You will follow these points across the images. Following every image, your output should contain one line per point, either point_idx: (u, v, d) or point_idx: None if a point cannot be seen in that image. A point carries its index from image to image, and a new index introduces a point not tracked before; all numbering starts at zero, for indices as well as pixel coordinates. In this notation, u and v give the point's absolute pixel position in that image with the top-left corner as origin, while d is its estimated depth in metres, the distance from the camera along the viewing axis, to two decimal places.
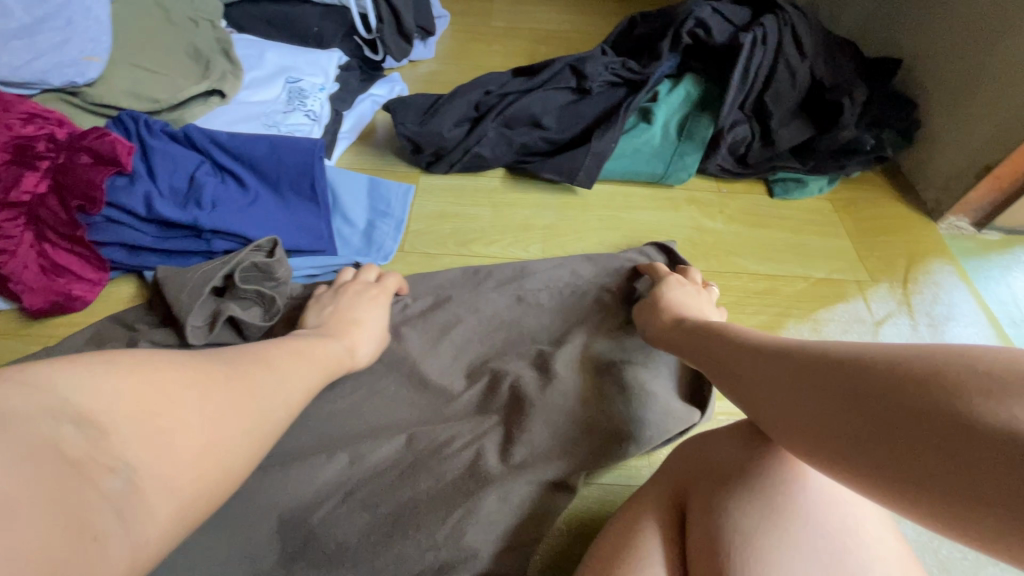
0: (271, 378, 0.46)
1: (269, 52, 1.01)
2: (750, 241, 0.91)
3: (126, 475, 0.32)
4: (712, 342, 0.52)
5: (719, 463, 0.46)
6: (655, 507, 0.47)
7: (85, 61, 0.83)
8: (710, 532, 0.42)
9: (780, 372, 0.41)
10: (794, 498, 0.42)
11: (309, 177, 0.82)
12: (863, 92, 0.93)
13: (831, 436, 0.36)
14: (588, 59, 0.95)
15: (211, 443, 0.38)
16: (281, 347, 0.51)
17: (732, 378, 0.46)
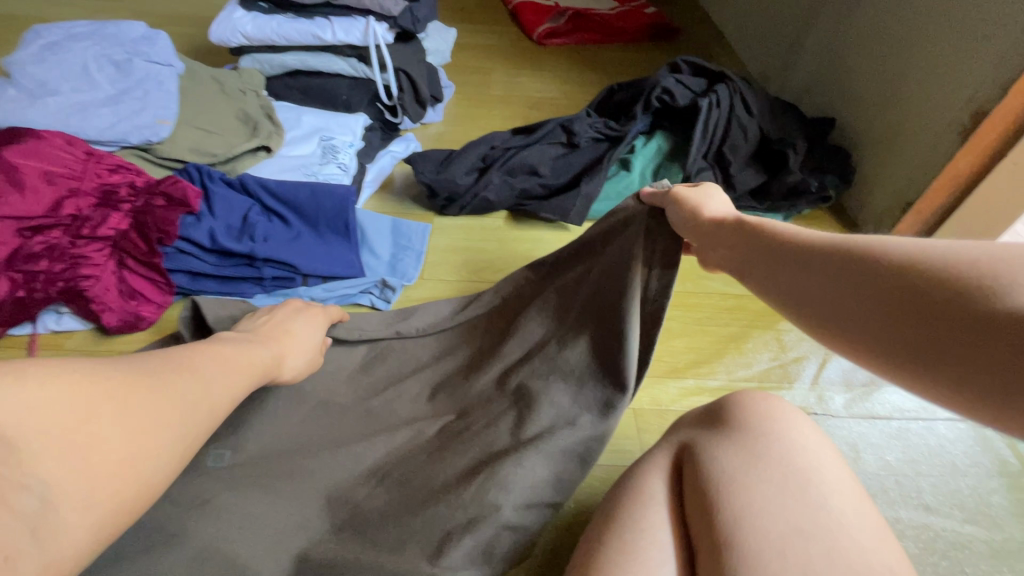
0: (195, 383, 0.52)
1: (305, 116, 1.19)
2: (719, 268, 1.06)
3: (40, 491, 0.40)
4: (755, 246, 0.53)
5: (712, 429, 0.58)
6: (661, 464, 0.59)
7: (158, 123, 0.98)
8: (700, 474, 0.54)
9: (820, 270, 0.45)
10: (767, 446, 0.54)
11: (343, 217, 0.97)
12: (804, 145, 1.13)
13: (867, 327, 0.41)
14: (576, 120, 1.14)
15: (136, 455, 0.45)
16: (215, 354, 0.58)
17: (773, 273, 0.50)
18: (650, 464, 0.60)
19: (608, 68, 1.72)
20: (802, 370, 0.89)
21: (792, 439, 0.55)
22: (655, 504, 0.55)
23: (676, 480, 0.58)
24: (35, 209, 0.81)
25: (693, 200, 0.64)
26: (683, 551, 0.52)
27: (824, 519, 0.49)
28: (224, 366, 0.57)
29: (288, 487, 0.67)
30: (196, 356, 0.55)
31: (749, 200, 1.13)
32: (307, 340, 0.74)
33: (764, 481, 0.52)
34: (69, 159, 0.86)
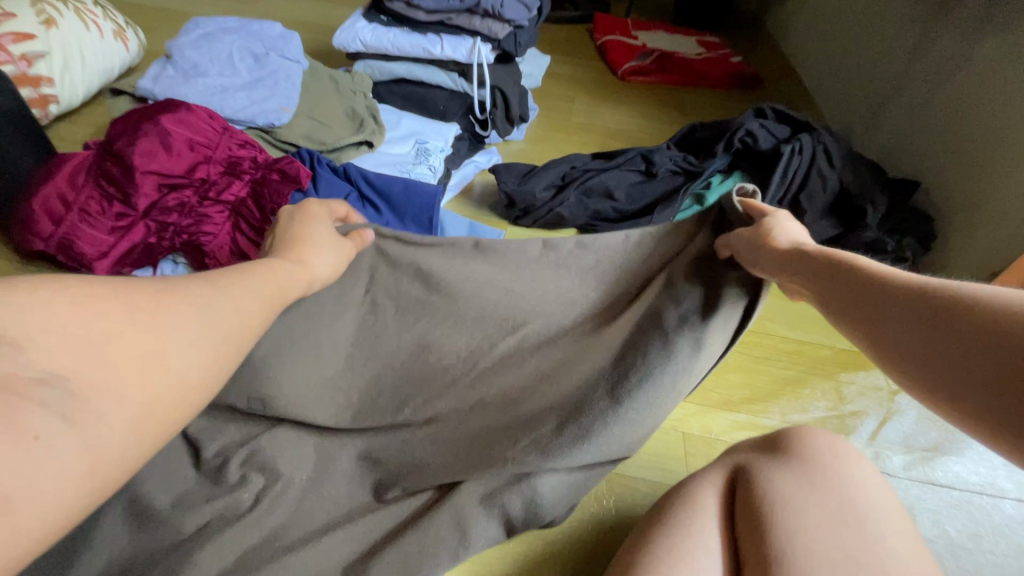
0: (227, 294, 0.45)
1: (404, 119, 1.30)
2: (785, 313, 1.07)
3: (67, 405, 0.34)
4: (815, 275, 0.51)
5: (767, 454, 0.61)
6: (715, 478, 0.62)
7: (281, 110, 1.11)
8: (753, 489, 0.58)
9: (918, 316, 0.41)
10: (825, 476, 0.57)
11: (428, 213, 1.04)
12: (884, 202, 1.13)
13: (959, 383, 0.37)
14: (657, 151, 1.19)
15: (184, 372, 0.40)
16: (242, 269, 0.49)
17: (833, 299, 0.49)
18: (702, 478, 0.63)
19: (689, 109, 1.77)
20: (859, 425, 0.88)
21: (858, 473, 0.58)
22: (705, 505, 0.59)
23: (728, 495, 0.61)
24: (173, 169, 0.94)
25: (782, 228, 0.59)
26: (730, 554, 0.56)
27: (877, 550, 0.51)
28: (267, 300, 0.48)
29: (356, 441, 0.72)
30: (256, 272, 0.50)
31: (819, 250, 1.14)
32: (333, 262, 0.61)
33: (818, 504, 0.55)
34: (207, 130, 0.99)
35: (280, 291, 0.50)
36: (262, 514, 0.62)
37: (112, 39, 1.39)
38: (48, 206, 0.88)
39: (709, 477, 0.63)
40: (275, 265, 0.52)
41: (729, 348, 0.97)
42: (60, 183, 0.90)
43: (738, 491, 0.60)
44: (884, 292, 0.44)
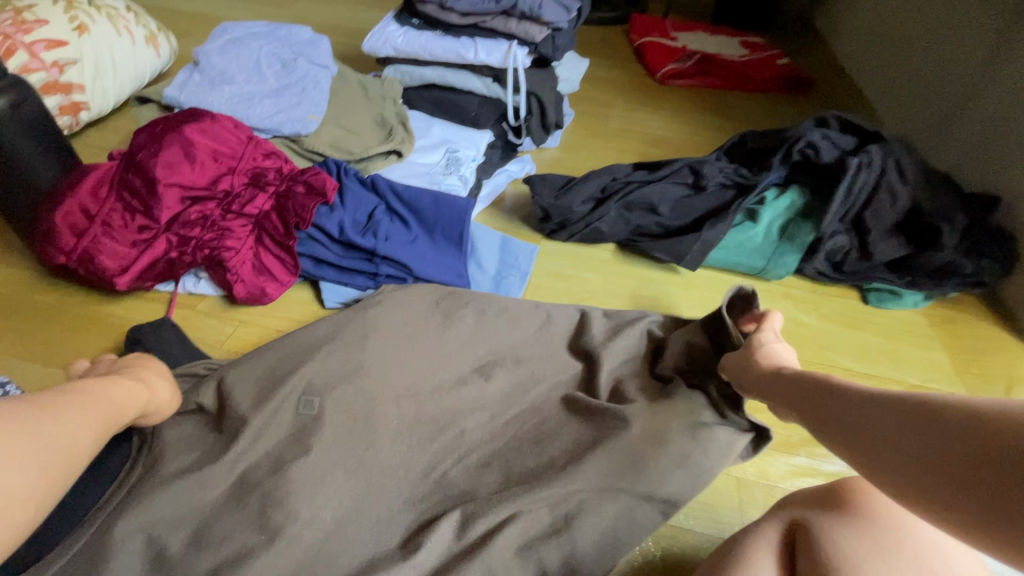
0: (60, 423, 0.49)
1: (435, 127, 1.24)
2: (846, 342, 0.97)
3: None
4: (822, 403, 0.51)
5: (822, 508, 0.57)
6: (769, 538, 0.57)
7: (308, 118, 1.07)
8: (822, 556, 0.53)
9: (894, 422, 0.43)
10: (898, 540, 0.53)
11: (459, 228, 0.98)
12: (963, 221, 1.02)
13: (934, 487, 0.39)
14: (705, 163, 1.09)
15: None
16: (66, 392, 0.53)
17: (839, 428, 0.48)
18: (757, 537, 0.58)
19: (735, 114, 1.67)
20: None
21: (928, 537, 0.54)
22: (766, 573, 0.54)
23: (787, 558, 0.56)
24: (196, 181, 0.90)
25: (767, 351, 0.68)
26: None
27: None
28: (110, 414, 0.55)
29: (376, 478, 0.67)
30: (89, 389, 0.55)
31: (885, 273, 1.04)
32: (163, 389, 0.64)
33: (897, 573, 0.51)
34: (232, 139, 0.95)
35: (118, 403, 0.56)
36: (276, 565, 0.58)
37: (144, 44, 1.38)
38: (71, 217, 0.85)
39: (762, 540, 0.57)
40: (105, 385, 0.56)
41: None
42: (82, 196, 0.86)
43: (799, 551, 0.55)
44: (864, 400, 0.47)
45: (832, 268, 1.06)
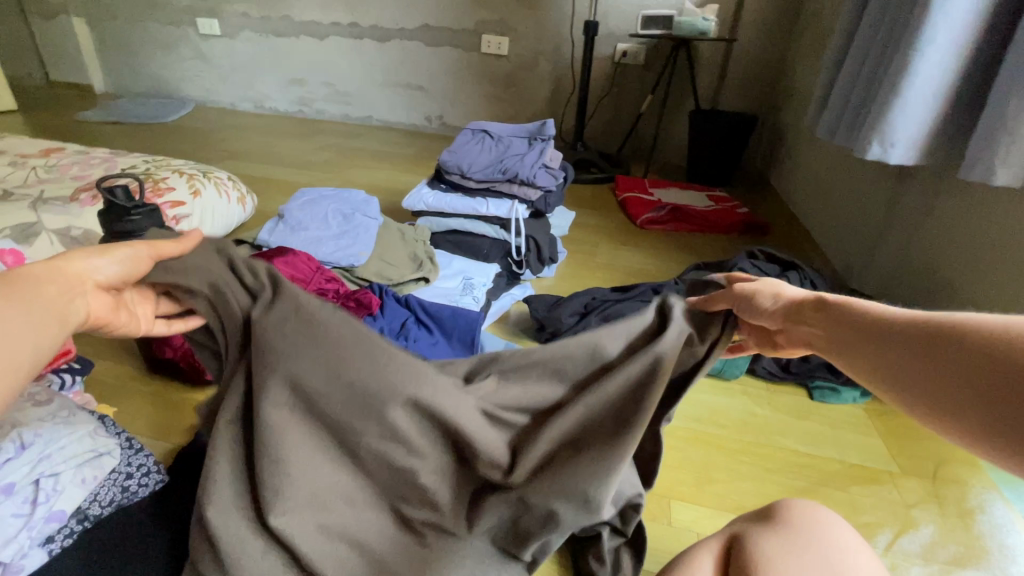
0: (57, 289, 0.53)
1: (455, 261, 1.59)
2: (796, 429, 1.15)
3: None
4: (825, 338, 0.55)
5: (747, 527, 0.72)
6: (706, 551, 0.71)
7: (359, 254, 1.41)
8: (741, 556, 0.67)
9: (917, 359, 0.47)
10: (802, 540, 0.67)
11: (471, 334, 1.25)
12: None
13: (936, 402, 0.45)
14: (665, 286, 1.40)
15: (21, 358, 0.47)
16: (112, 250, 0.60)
17: (849, 354, 0.53)
18: (696, 553, 0.72)
19: (703, 251, 2.01)
20: (876, 538, 0.92)
21: (826, 535, 0.68)
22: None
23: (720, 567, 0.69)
24: None
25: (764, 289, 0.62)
26: None
27: None
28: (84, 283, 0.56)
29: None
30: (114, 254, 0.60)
31: (824, 372, 1.26)
32: (108, 270, 0.58)
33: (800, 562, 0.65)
34: (304, 268, 1.27)
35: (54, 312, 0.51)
36: None
37: (236, 203, 1.82)
38: None
39: (705, 549, 0.72)
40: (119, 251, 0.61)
41: (742, 460, 1.06)
42: None
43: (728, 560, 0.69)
44: (883, 336, 0.50)
45: (780, 368, 1.28)
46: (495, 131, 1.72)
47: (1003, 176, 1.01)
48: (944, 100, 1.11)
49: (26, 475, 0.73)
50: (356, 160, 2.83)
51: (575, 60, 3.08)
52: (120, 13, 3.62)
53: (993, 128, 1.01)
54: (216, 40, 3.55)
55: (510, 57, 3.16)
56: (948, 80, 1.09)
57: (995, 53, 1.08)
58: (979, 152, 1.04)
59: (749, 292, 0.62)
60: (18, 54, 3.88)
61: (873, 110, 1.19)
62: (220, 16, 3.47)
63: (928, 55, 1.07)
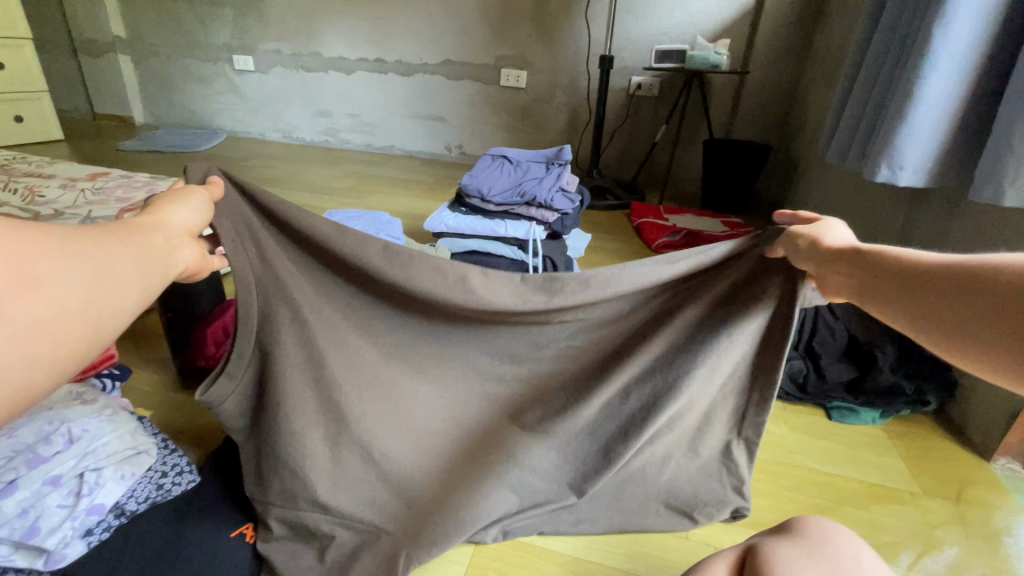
0: (159, 244, 0.53)
1: None
2: (813, 447, 1.15)
3: (100, 309, 0.43)
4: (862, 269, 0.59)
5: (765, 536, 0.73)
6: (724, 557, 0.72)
7: None
8: (758, 562, 0.67)
9: (919, 286, 0.51)
10: (823, 551, 0.68)
11: None
12: (894, 349, 1.26)
13: (946, 319, 0.48)
14: None
15: (132, 301, 0.46)
16: (168, 206, 0.59)
17: (875, 285, 0.57)
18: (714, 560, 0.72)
19: None
20: (898, 557, 0.90)
21: (845, 548, 0.69)
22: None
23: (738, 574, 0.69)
24: None
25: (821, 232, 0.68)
26: None
27: None
28: (174, 237, 0.55)
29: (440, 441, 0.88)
30: (168, 208, 0.59)
31: (841, 393, 1.26)
32: (191, 218, 0.61)
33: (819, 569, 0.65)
34: None
35: (161, 251, 0.52)
36: None
37: None
38: (217, 338, 1.16)
39: (721, 562, 0.70)
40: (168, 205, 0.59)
41: (758, 476, 1.06)
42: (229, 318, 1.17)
43: (747, 566, 0.69)
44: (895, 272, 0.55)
45: (797, 389, 1.29)
46: (514, 156, 1.79)
47: (1013, 197, 1.03)
48: (950, 125, 1.14)
49: (72, 468, 0.78)
50: (379, 187, 2.94)
51: (591, 92, 3.18)
52: (163, 51, 3.86)
53: (1000, 151, 1.04)
54: (249, 75, 3.76)
55: (527, 90, 3.28)
56: (953, 105, 1.12)
57: (999, 79, 1.11)
58: (988, 173, 1.06)
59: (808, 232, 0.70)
60: (67, 89, 4.14)
61: (882, 134, 1.22)
62: (254, 53, 3.68)
63: (932, 81, 1.11)
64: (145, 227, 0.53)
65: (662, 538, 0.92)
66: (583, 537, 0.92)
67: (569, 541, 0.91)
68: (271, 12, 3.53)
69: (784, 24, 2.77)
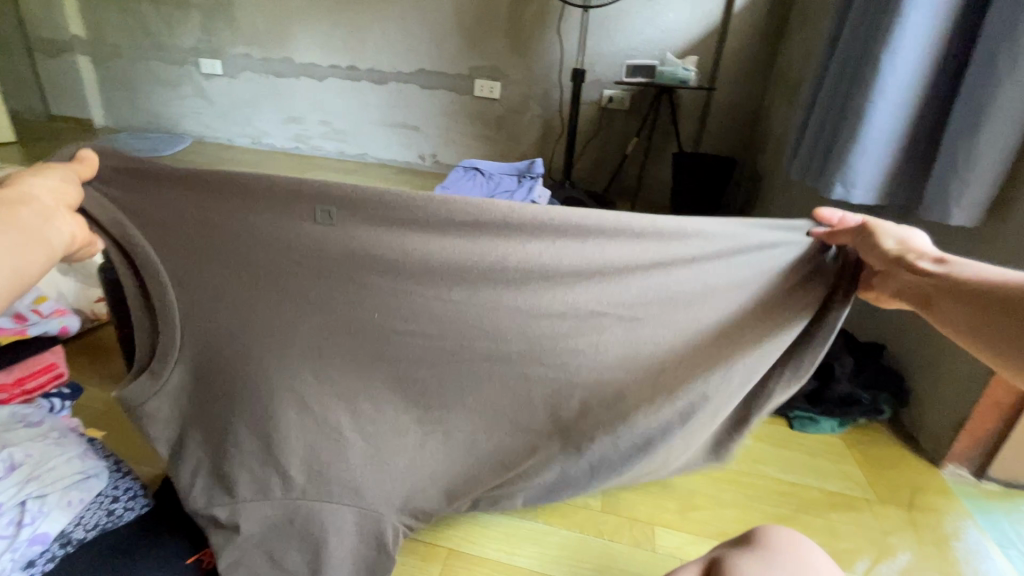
0: (32, 217, 0.55)
1: None
2: (774, 456, 1.18)
3: None
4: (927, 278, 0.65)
5: (727, 548, 0.74)
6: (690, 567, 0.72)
7: None
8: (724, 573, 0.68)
9: (974, 298, 0.60)
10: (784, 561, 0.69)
11: None
12: (850, 360, 1.32)
13: (988, 328, 0.58)
14: None
15: (6, 277, 0.51)
16: (33, 180, 0.59)
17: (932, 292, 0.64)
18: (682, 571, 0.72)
19: None
20: (855, 565, 0.93)
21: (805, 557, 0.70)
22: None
23: None
24: None
25: (885, 234, 0.72)
26: None
27: None
28: (48, 211, 0.57)
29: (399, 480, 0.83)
30: (36, 183, 0.59)
31: (801, 403, 1.30)
32: (61, 192, 0.61)
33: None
34: None
35: (35, 227, 0.54)
36: None
37: None
38: None
39: (684, 573, 0.71)
40: (34, 179, 0.59)
41: (723, 487, 1.08)
42: None
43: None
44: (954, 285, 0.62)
45: None
46: (485, 168, 1.80)
47: (958, 216, 1.09)
48: (900, 147, 1.20)
49: (13, 497, 0.73)
50: None
51: (563, 104, 3.23)
52: (125, 52, 3.74)
53: (946, 173, 1.09)
54: (217, 79, 3.67)
55: (500, 100, 3.31)
56: (904, 127, 1.18)
57: (943, 105, 1.18)
58: (936, 194, 1.12)
59: (872, 232, 0.72)
60: (20, 88, 3.95)
61: (837, 153, 1.27)
62: (222, 57, 3.60)
63: (883, 104, 1.17)
64: (16, 203, 0.55)
65: (628, 551, 0.93)
66: (552, 554, 0.91)
67: (539, 559, 0.90)
68: (240, 15, 3.47)
69: (749, 44, 2.87)
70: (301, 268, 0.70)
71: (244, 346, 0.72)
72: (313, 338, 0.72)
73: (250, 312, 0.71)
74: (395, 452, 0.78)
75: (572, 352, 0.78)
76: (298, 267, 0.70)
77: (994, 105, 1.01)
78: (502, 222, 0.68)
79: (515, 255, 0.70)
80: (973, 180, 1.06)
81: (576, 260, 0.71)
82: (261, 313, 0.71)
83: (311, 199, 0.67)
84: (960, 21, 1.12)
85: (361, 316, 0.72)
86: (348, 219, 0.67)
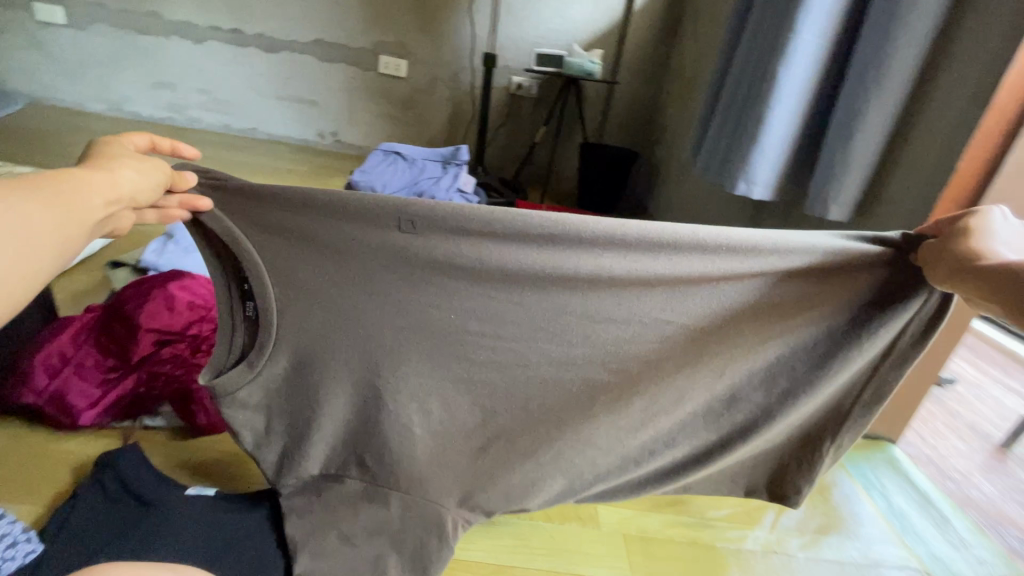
0: (79, 200, 0.51)
1: None
2: None
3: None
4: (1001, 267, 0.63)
5: None
6: None
7: None
8: None
9: None
10: None
11: None
12: None
13: None
14: None
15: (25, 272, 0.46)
16: (122, 167, 0.58)
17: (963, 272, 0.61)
18: None
19: None
20: (764, 517, 1.06)
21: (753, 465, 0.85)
22: None
23: None
24: (173, 325, 1.05)
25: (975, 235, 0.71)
26: None
27: None
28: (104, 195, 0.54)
29: (426, 443, 0.83)
30: (115, 167, 0.58)
31: None
32: (134, 179, 0.58)
33: None
34: (206, 292, 1.14)
35: (78, 207, 0.51)
36: None
37: None
38: (51, 363, 0.97)
39: None
40: (115, 165, 0.58)
41: None
42: (62, 342, 0.99)
43: None
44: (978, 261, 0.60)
45: None
46: (405, 152, 1.72)
47: (835, 212, 1.27)
48: (789, 149, 1.36)
49: None
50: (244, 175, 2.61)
51: (474, 88, 3.19)
52: None
53: (827, 173, 1.26)
54: (60, 31, 3.07)
55: (409, 80, 3.18)
56: (793, 132, 1.34)
57: (821, 112, 1.36)
58: (818, 192, 1.29)
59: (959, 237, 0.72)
60: None
61: (739, 153, 1.41)
62: (66, 5, 3.02)
63: (777, 110, 1.31)
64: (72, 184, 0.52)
65: (577, 531, 0.97)
66: (504, 545, 0.92)
67: (492, 551, 0.91)
68: None
69: (647, 42, 3.05)
70: (387, 271, 0.73)
71: (327, 354, 0.77)
72: (392, 336, 0.76)
73: (341, 313, 0.75)
74: (455, 431, 0.84)
75: (643, 347, 0.81)
76: (387, 270, 0.73)
77: (864, 118, 1.19)
78: (575, 236, 0.71)
79: (596, 266, 0.73)
80: (846, 181, 1.24)
81: (636, 268, 0.74)
82: (347, 321, 0.75)
83: (390, 210, 0.69)
84: (835, 40, 1.29)
85: (439, 318, 0.76)
86: (429, 230, 0.71)
